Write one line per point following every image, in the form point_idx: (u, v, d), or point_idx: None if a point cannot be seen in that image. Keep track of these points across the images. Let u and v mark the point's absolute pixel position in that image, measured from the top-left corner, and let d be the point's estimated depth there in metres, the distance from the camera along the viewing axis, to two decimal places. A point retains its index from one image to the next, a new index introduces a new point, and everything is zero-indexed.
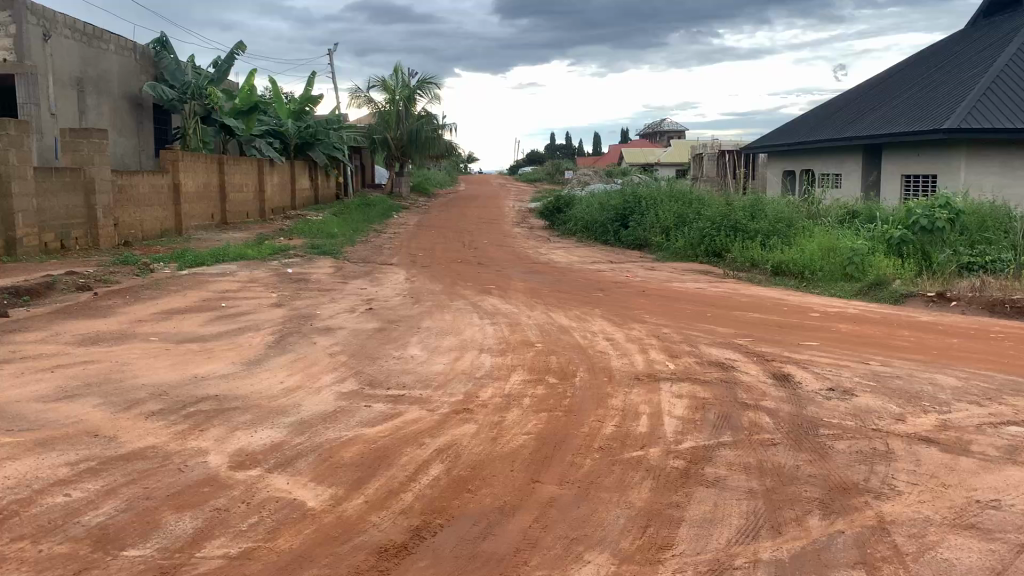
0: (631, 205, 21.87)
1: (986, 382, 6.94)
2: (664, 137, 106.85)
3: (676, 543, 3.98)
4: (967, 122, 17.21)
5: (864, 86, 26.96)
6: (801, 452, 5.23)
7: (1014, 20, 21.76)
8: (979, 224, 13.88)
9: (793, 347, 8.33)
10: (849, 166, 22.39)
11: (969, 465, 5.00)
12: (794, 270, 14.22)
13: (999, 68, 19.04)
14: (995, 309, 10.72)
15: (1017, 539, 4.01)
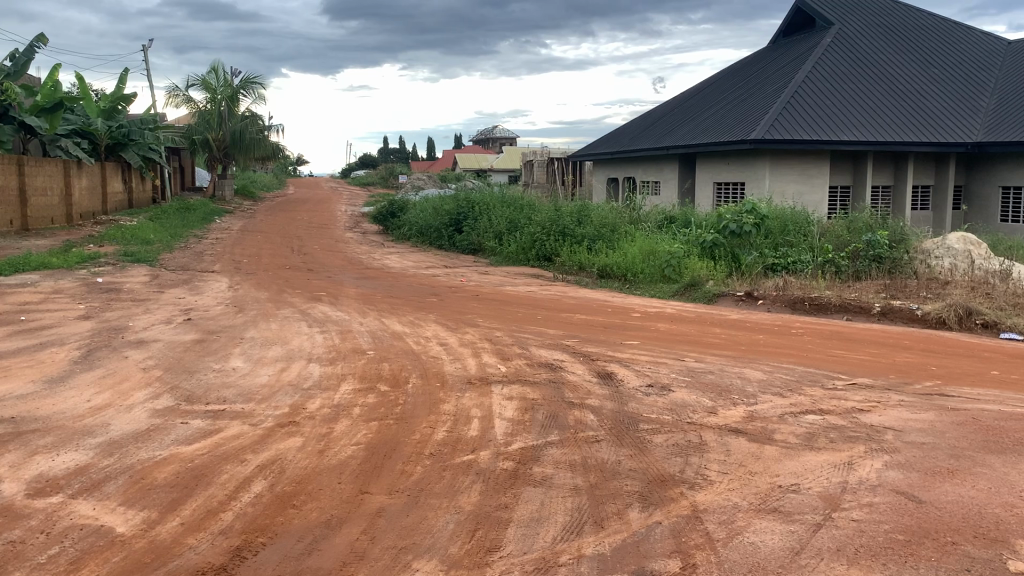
0: (464, 211, 22.04)
1: (787, 374, 7.51)
2: (496, 142, 108.57)
3: (503, 545, 4.03)
4: (771, 133, 18.53)
5: (680, 98, 28.48)
6: (623, 447, 5.45)
7: (809, 41, 23.66)
8: (782, 227, 15.00)
9: (616, 346, 8.68)
10: (668, 174, 23.60)
11: (772, 452, 5.38)
12: (618, 273, 14.83)
13: (797, 84, 20.64)
14: (796, 306, 11.64)
15: (814, 519, 4.35)
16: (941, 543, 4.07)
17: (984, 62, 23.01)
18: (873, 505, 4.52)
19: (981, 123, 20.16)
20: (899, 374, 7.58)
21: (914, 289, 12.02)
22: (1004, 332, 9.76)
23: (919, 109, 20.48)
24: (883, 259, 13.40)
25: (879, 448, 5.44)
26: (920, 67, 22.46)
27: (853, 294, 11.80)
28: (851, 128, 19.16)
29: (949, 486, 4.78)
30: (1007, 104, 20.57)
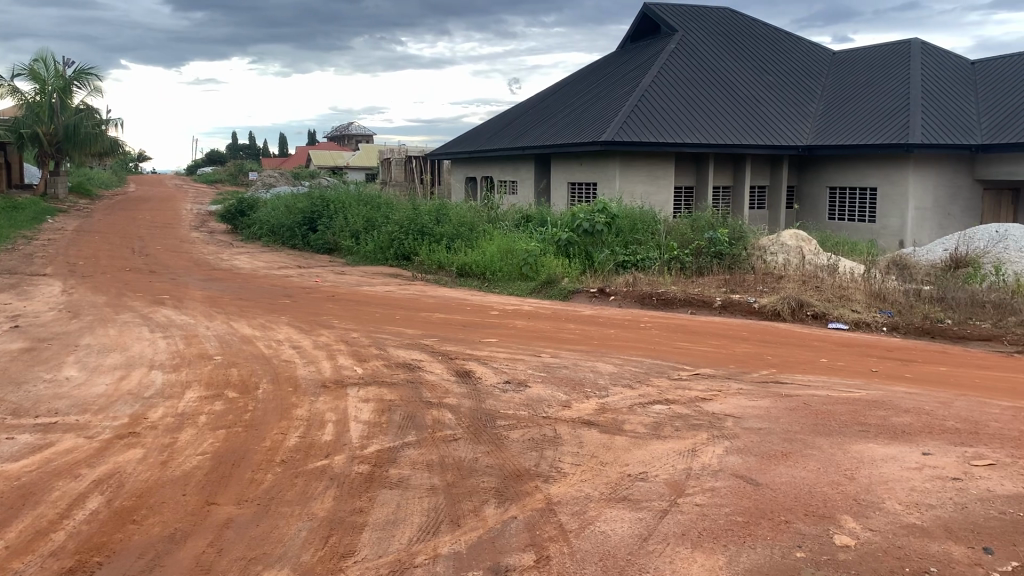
0: (318, 210, 21.57)
1: (637, 366, 7.79)
2: (352, 140, 106.64)
3: (358, 549, 3.98)
4: (620, 135, 19.17)
5: (533, 100, 28.95)
6: (479, 444, 5.49)
7: (654, 47, 24.61)
8: (631, 226, 15.51)
9: (473, 344, 8.73)
10: (524, 174, 23.96)
11: (622, 442, 5.56)
12: (476, 271, 14.93)
13: (644, 87, 21.43)
14: (645, 301, 12.09)
15: (661, 506, 4.53)
16: (777, 522, 4.33)
17: (811, 70, 24.66)
18: (715, 490, 4.76)
19: (810, 128, 21.63)
20: (739, 364, 8.01)
21: (751, 283, 12.74)
22: (831, 322, 10.51)
23: (755, 114, 21.73)
24: (724, 256, 14.16)
25: (721, 435, 5.73)
26: (755, 74, 23.82)
27: (697, 289, 12.38)
28: (694, 131, 20.10)
29: (783, 468, 5.10)
30: (832, 110, 22.16)
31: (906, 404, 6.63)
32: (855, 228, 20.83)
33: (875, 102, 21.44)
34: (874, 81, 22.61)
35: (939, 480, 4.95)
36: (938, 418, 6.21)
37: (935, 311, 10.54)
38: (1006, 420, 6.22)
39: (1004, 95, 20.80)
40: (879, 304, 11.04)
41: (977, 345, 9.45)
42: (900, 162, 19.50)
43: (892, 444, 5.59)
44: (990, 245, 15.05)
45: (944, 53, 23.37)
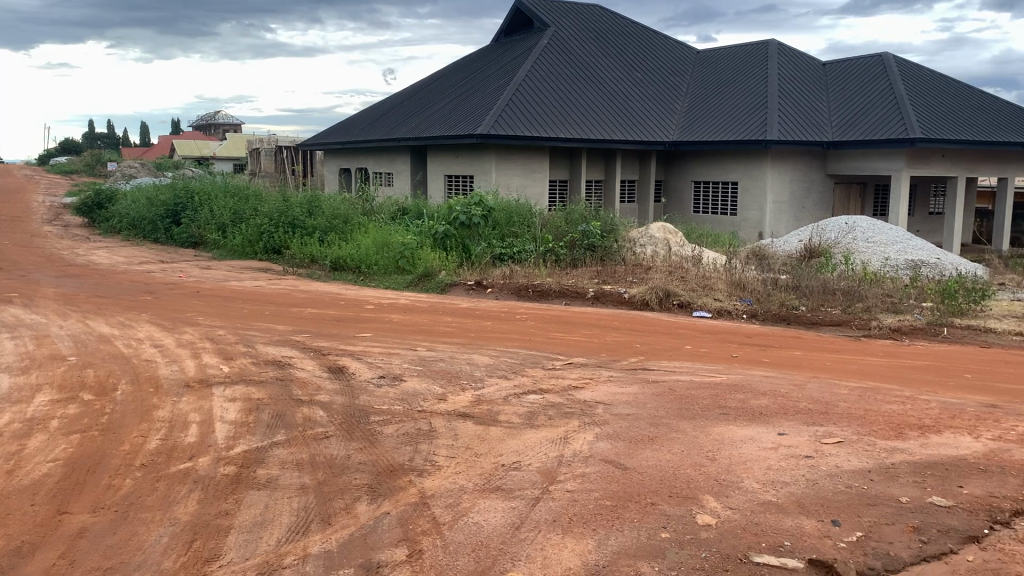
0: (182, 202, 20.67)
1: (512, 358, 7.87)
2: (219, 129, 102.63)
3: (223, 553, 3.86)
4: (495, 128, 19.27)
5: (407, 92, 28.68)
6: (352, 441, 5.42)
7: (527, 41, 24.84)
8: (507, 219, 15.60)
9: (347, 339, 8.60)
10: (399, 166, 23.73)
11: (496, 433, 5.61)
12: (351, 265, 14.70)
13: (518, 81, 21.60)
14: (521, 293, 12.21)
15: (533, 494, 4.60)
16: (643, 505, 4.48)
17: (677, 68, 25.52)
18: (585, 476, 4.88)
19: (677, 125, 22.39)
20: (609, 353, 8.21)
21: (622, 274, 13.08)
22: (696, 311, 10.93)
23: (625, 110, 22.29)
24: (596, 248, 14.47)
25: (591, 422, 5.87)
26: (624, 70, 24.43)
27: (571, 281, 12.60)
28: (566, 125, 20.45)
29: (650, 452, 5.27)
30: (696, 107, 23.01)
31: (763, 387, 6.99)
32: (718, 221, 21.73)
33: (736, 100, 22.42)
34: (735, 80, 23.63)
35: (793, 458, 5.24)
36: (792, 400, 6.57)
37: (790, 299, 11.14)
38: (851, 400, 6.66)
39: (851, 95, 22.18)
40: (740, 293, 11.56)
41: (829, 330, 10.05)
42: (759, 157, 20.48)
43: (750, 425, 5.88)
44: (840, 236, 16.01)
45: (798, 54, 24.67)
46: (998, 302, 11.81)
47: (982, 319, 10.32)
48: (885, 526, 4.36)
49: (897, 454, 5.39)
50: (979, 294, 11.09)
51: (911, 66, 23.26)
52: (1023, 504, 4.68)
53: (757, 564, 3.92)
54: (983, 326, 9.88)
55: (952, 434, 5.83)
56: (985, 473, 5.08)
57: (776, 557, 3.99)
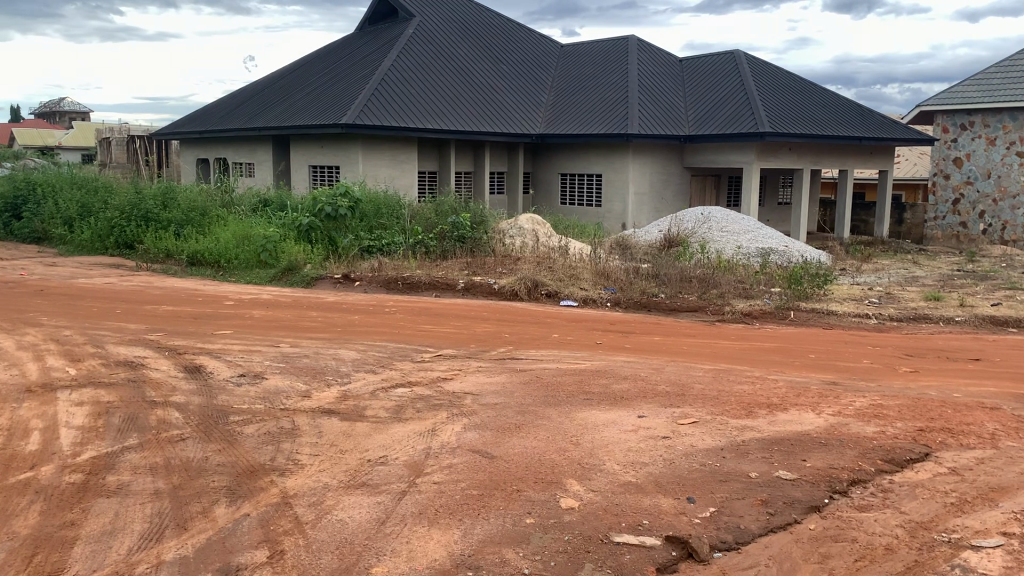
0: (23, 194, 19.34)
1: (379, 351, 7.79)
2: (64, 118, 96.57)
3: (68, 566, 3.65)
4: (360, 118, 18.97)
5: (269, 80, 27.81)
6: (210, 443, 5.23)
7: (392, 32, 24.53)
8: (375, 210, 15.38)
9: (206, 337, 8.29)
10: (260, 156, 23.00)
11: (363, 429, 5.55)
12: (210, 260, 14.17)
13: (384, 71, 21.31)
14: (389, 286, 12.10)
15: (399, 488, 4.58)
16: (509, 492, 4.54)
17: (542, 61, 25.87)
18: (452, 467, 4.89)
19: (542, 117, 22.70)
20: (478, 344, 8.26)
21: (491, 265, 13.18)
22: (563, 300, 11.15)
23: (492, 102, 22.41)
24: (466, 240, 14.52)
25: (459, 413, 5.90)
26: (490, 63, 24.54)
27: (440, 273, 12.60)
28: (433, 117, 20.37)
29: (515, 440, 5.35)
30: (561, 100, 23.42)
31: (625, 372, 7.21)
32: (584, 212, 22.21)
33: (599, 94, 22.96)
34: (597, 74, 24.19)
35: (652, 440, 5.44)
36: (651, 383, 6.82)
37: (651, 287, 11.56)
38: (706, 381, 6.98)
39: (706, 91, 23.14)
40: (604, 282, 11.88)
41: (687, 315, 10.48)
42: (622, 150, 21.07)
43: (612, 409, 6.06)
44: (697, 225, 16.68)
45: (657, 50, 25.50)
46: (839, 286, 12.63)
47: (825, 302, 11.02)
48: (736, 501, 4.60)
49: (747, 431, 5.69)
50: (823, 278, 11.82)
51: (760, 64, 24.48)
52: (858, 473, 5.04)
53: (617, 544, 4.05)
54: (826, 309, 10.55)
55: (797, 411, 6.21)
56: (826, 446, 5.44)
57: (636, 536, 4.14)
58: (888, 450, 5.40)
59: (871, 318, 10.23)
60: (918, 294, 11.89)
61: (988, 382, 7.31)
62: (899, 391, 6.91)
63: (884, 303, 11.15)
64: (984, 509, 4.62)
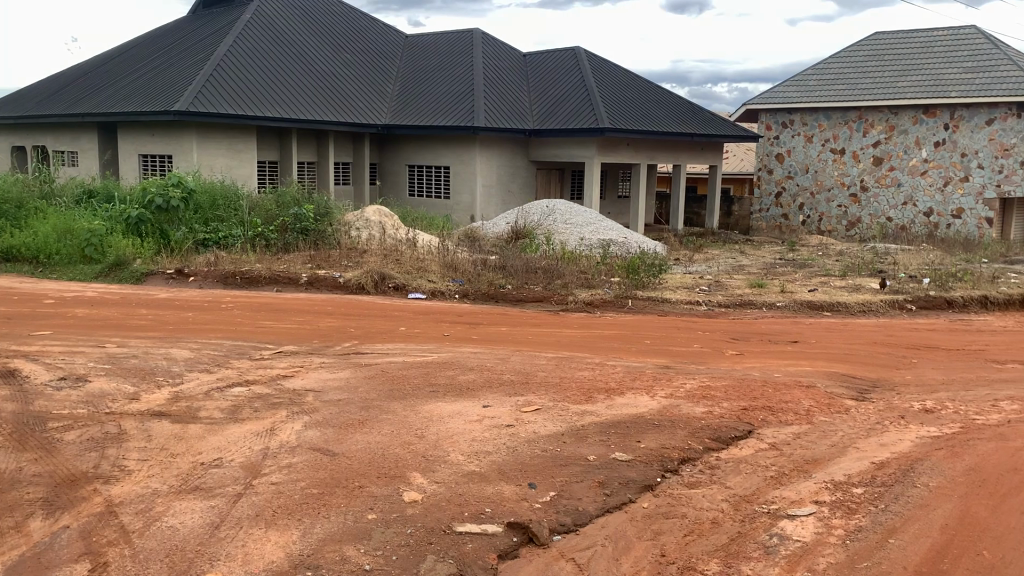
0: None
1: (215, 350, 7.49)
2: None
3: None
4: (194, 105, 18.13)
5: (92, 63, 26.06)
6: (24, 452, 4.86)
7: (228, 16, 23.52)
8: (211, 201, 14.71)
9: (21, 339, 7.69)
10: (85, 144, 21.53)
11: (196, 430, 5.32)
12: (27, 255, 13.17)
13: (220, 56, 20.44)
14: (227, 281, 11.66)
15: (234, 491, 4.43)
16: (350, 489, 4.49)
17: (386, 51, 25.57)
18: (291, 466, 4.78)
19: (387, 108, 22.47)
20: (321, 339, 8.09)
21: (336, 259, 12.91)
22: (411, 293, 11.09)
23: (335, 91, 21.96)
24: (309, 232, 14.18)
25: (299, 411, 5.77)
26: (332, 51, 24.00)
27: (282, 266, 12.24)
28: (273, 106, 19.73)
29: (358, 436, 5.28)
30: (406, 92, 23.25)
31: (470, 362, 7.28)
32: (432, 204, 22.15)
33: (443, 86, 22.96)
34: (443, 66, 24.18)
35: (495, 429, 5.52)
36: (496, 373, 6.92)
37: (497, 279, 11.69)
38: (549, 369, 7.15)
39: (549, 86, 23.62)
40: (452, 274, 11.90)
41: (533, 305, 10.69)
42: (467, 143, 21.19)
43: (457, 400, 6.10)
44: (542, 218, 17.02)
45: (500, 44, 25.76)
46: (673, 275, 13.23)
47: (660, 290, 11.51)
48: (575, 484, 4.75)
49: (587, 416, 5.87)
50: (657, 268, 12.34)
51: (600, 61, 25.23)
52: (688, 452, 5.32)
53: (459, 533, 4.09)
54: (661, 297, 11.03)
55: (633, 394, 6.47)
56: (659, 427, 5.71)
57: (478, 524, 4.19)
58: (715, 429, 5.73)
59: (702, 305, 10.80)
60: (744, 282, 12.66)
61: (805, 362, 7.89)
62: (726, 373, 7.33)
63: (714, 291, 11.77)
64: (799, 480, 4.99)
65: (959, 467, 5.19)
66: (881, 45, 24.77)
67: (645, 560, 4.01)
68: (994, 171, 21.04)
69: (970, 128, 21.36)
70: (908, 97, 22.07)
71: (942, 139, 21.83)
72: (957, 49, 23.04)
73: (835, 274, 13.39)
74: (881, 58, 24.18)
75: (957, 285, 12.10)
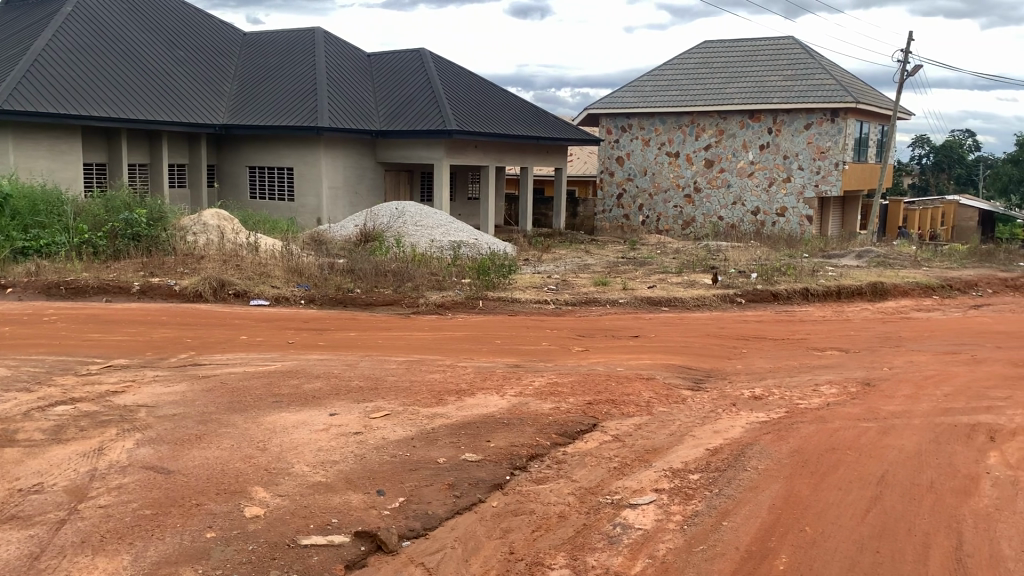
0: None
1: (36, 367, 6.96)
2: None
3: None
4: (9, 102, 16.79)
5: None
6: None
7: (47, 6, 21.88)
8: (30, 207, 13.61)
9: None
10: None
11: (12, 455, 4.91)
12: None
13: (38, 50, 19.02)
14: (50, 291, 10.85)
15: (56, 517, 4.13)
16: (187, 507, 4.28)
17: (223, 48, 24.57)
18: (121, 487, 4.50)
19: (225, 108, 21.64)
20: (155, 351, 7.68)
21: (171, 266, 12.30)
22: (253, 299, 10.72)
23: (168, 89, 20.93)
24: (141, 238, 13.44)
25: (131, 428, 5.44)
26: (164, 48, 22.80)
27: (112, 275, 11.53)
28: (99, 105, 18.58)
29: (196, 452, 5.05)
30: (246, 91, 22.47)
31: (316, 370, 7.12)
32: (275, 206, 21.50)
33: (285, 86, 22.31)
34: (284, 65, 23.52)
35: (343, 436, 5.41)
36: (343, 379, 6.80)
37: (346, 282, 11.50)
38: (398, 373, 7.10)
39: (394, 88, 23.43)
40: (297, 279, 11.59)
41: (382, 309, 10.58)
42: (312, 144, 20.72)
43: (303, 410, 5.95)
44: (390, 220, 16.86)
45: (344, 44, 25.31)
46: (522, 275, 13.41)
47: (510, 290, 11.67)
48: (424, 488, 4.73)
49: (436, 419, 5.87)
50: (507, 268, 12.51)
51: (445, 63, 25.27)
52: (536, 448, 5.41)
53: (304, 546, 3.99)
54: (510, 297, 11.17)
55: (483, 394, 6.52)
56: (507, 426, 5.78)
57: (324, 536, 4.10)
58: (562, 424, 5.86)
59: (550, 303, 11.04)
60: (588, 280, 13.01)
61: (646, 355, 8.20)
62: (572, 369, 7.53)
63: (561, 290, 12.05)
64: (640, 469, 5.18)
65: (784, 449, 5.54)
66: (710, 53, 26.11)
67: (494, 559, 4.05)
68: (813, 172, 22.79)
69: (791, 132, 23.04)
70: (736, 103, 23.40)
71: (766, 142, 23.39)
72: (778, 57, 24.69)
73: (672, 271, 14.04)
74: (710, 66, 25.50)
75: (781, 279, 12.94)
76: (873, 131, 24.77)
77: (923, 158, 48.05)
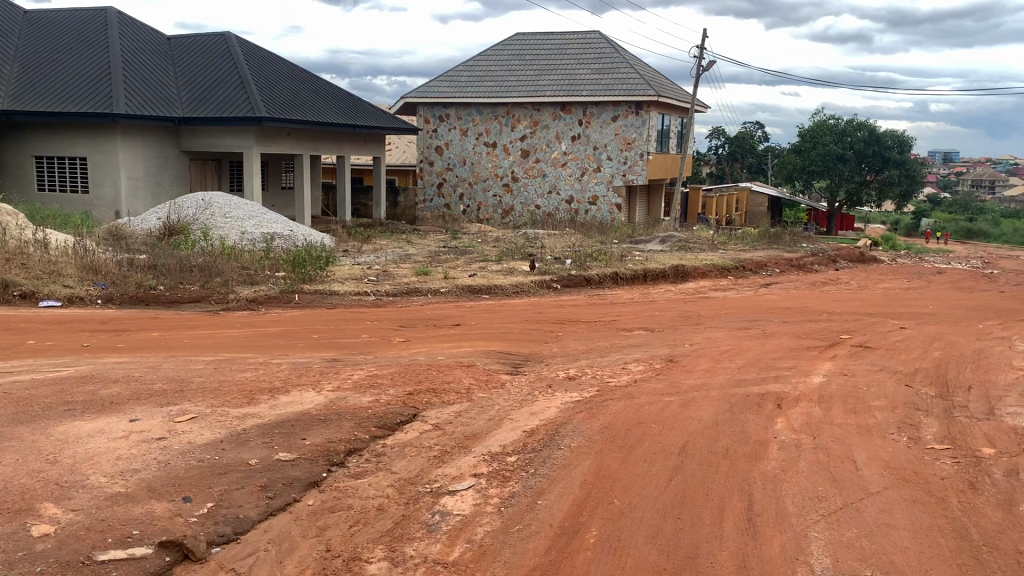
0: None
1: None
2: None
3: None
4: None
5: None
6: None
7: None
8: None
9: None
10: None
11: None
12: None
13: None
14: None
15: None
16: None
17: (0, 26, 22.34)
18: None
19: (6, 91, 19.74)
20: None
21: None
22: (43, 300, 9.88)
23: None
24: None
25: None
26: None
27: None
28: None
29: None
30: (29, 73, 20.58)
31: (115, 374, 6.68)
32: (68, 199, 19.91)
33: (75, 70, 20.63)
34: (73, 47, 21.74)
35: (145, 443, 5.11)
36: (146, 383, 6.42)
37: (148, 279, 10.83)
38: (207, 374, 6.77)
39: (199, 73, 22.28)
40: (93, 277, 10.78)
41: (188, 307, 10.06)
42: (108, 132, 19.33)
43: (99, 417, 5.55)
44: (197, 212, 16.01)
45: (140, 25, 23.72)
46: (340, 267, 13.15)
47: (327, 283, 11.41)
48: (234, 491, 4.56)
49: (248, 419, 5.66)
50: (323, 260, 12.20)
51: (253, 48, 24.29)
52: (354, 443, 5.35)
53: (101, 562, 3.74)
54: (328, 290, 10.94)
55: (298, 391, 6.36)
56: (324, 422, 5.67)
57: (124, 549, 3.86)
58: (381, 417, 5.82)
59: (369, 295, 10.89)
60: (408, 271, 12.97)
61: (465, 343, 8.29)
62: (392, 360, 7.49)
63: (380, 281, 11.89)
64: (459, 456, 5.24)
65: (595, 427, 5.78)
66: (522, 45, 26.64)
67: (310, 558, 3.98)
68: (621, 162, 23.97)
69: (600, 124, 24.00)
70: (548, 94, 24.04)
71: (577, 133, 24.25)
72: (586, 51, 25.58)
73: (491, 259, 14.26)
74: (523, 58, 26.03)
75: (593, 264, 13.45)
76: (674, 123, 26.23)
77: (719, 149, 51.38)
